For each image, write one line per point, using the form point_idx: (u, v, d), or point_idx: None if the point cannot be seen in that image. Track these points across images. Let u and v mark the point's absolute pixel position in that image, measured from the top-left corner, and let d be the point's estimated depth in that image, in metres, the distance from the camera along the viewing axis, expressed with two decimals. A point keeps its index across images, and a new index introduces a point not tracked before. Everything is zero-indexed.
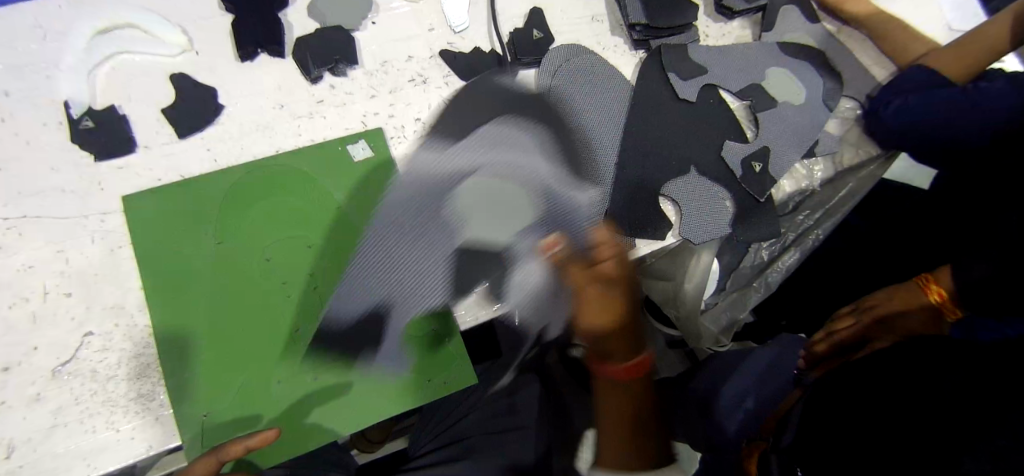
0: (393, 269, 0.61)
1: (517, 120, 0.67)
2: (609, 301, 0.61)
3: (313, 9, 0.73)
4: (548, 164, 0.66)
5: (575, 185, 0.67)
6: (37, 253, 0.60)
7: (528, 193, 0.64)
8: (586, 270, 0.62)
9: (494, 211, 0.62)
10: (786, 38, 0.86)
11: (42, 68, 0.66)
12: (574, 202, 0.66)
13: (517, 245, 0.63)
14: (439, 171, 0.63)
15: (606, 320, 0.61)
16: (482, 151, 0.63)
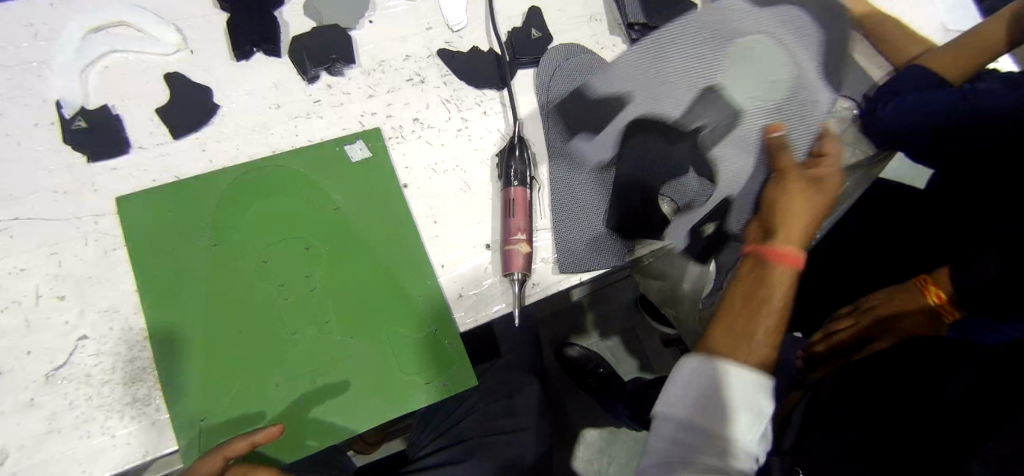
0: (601, 126, 0.69)
1: (785, 8, 0.66)
2: (817, 202, 0.60)
3: (309, 8, 0.72)
4: (791, 40, 0.66)
5: (818, 88, 0.66)
6: (29, 256, 0.59)
7: (792, 76, 0.65)
8: (806, 178, 0.61)
9: (749, 72, 0.65)
10: None
11: (35, 67, 0.65)
12: (812, 100, 0.66)
13: (744, 120, 0.66)
14: (736, 24, 0.66)
15: (795, 207, 0.59)
16: (756, 23, 0.66)
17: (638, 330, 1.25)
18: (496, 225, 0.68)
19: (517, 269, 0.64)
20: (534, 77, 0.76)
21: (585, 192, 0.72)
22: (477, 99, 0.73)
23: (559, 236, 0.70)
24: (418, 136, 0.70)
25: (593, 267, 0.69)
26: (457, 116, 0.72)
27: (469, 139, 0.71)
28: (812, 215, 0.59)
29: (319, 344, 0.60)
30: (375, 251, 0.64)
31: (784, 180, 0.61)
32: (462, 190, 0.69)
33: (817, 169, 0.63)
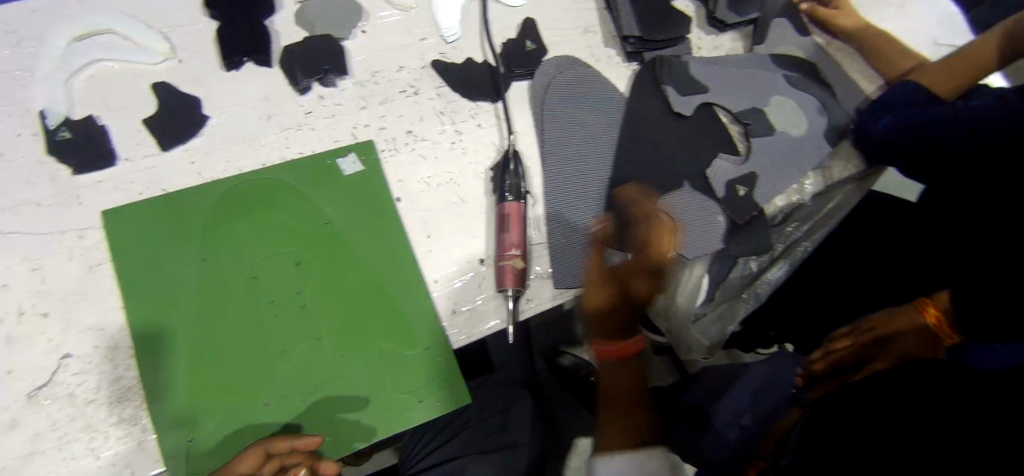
0: (609, 121, 0.76)
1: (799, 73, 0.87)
2: (658, 280, 0.64)
3: (301, 17, 0.71)
4: (797, 85, 0.86)
5: (818, 136, 0.84)
6: (11, 271, 0.58)
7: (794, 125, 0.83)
8: (657, 258, 0.64)
9: (751, 99, 0.82)
10: (777, 50, 0.88)
11: (17, 76, 0.64)
12: (818, 151, 0.83)
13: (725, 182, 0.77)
14: (734, 64, 0.85)
15: (621, 309, 0.65)
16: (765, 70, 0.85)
17: None
18: (490, 240, 0.68)
19: (511, 285, 0.64)
20: (529, 89, 0.75)
21: (580, 204, 0.72)
22: (471, 112, 0.72)
23: (554, 250, 0.69)
24: (411, 148, 0.69)
25: (588, 281, 0.69)
26: (452, 129, 0.71)
27: (464, 152, 0.70)
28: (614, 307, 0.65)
29: (310, 362, 0.60)
30: (366, 267, 0.64)
31: (625, 270, 0.64)
32: (456, 204, 0.68)
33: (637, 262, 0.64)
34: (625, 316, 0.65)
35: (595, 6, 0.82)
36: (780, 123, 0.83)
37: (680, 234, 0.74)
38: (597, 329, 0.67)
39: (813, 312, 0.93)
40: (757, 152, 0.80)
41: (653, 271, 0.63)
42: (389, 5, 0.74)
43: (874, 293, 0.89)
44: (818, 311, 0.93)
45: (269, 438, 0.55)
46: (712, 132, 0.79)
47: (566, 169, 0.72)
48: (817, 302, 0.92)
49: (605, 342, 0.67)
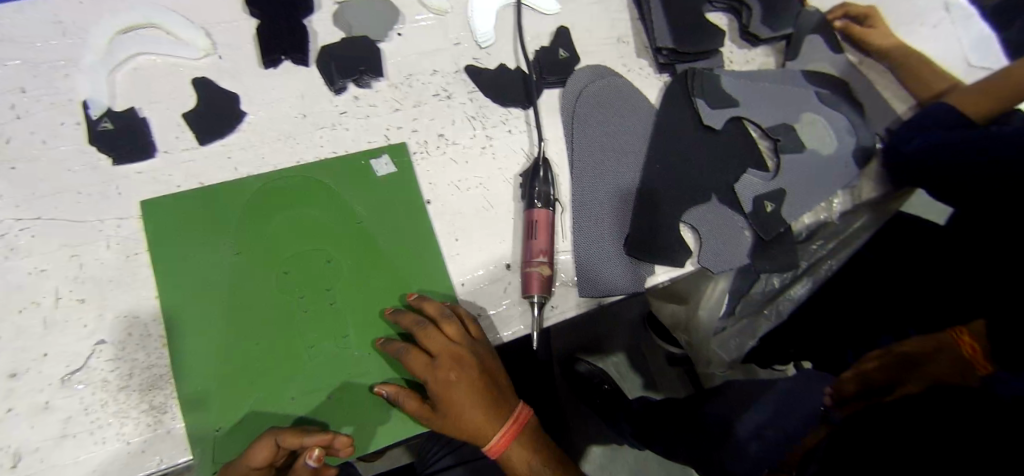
0: (632, 128, 0.76)
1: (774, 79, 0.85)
2: (461, 370, 0.60)
3: (338, 18, 0.72)
4: (823, 100, 0.85)
5: (846, 154, 0.83)
6: (49, 256, 0.59)
7: (821, 141, 0.83)
8: (445, 344, 0.59)
9: (778, 114, 0.82)
10: (811, 66, 0.88)
11: (63, 66, 0.65)
12: (846, 172, 0.82)
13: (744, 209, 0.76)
14: (760, 77, 0.84)
15: (469, 411, 0.60)
16: (790, 83, 0.85)
17: (643, 347, 1.25)
18: (519, 247, 0.68)
19: (537, 292, 0.64)
20: (561, 97, 0.75)
21: (607, 214, 0.72)
22: (502, 117, 0.73)
23: (580, 258, 0.70)
24: (442, 152, 0.70)
25: (613, 290, 0.69)
26: (483, 133, 0.72)
27: (494, 157, 0.71)
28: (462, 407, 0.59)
29: (337, 358, 0.61)
30: (395, 268, 0.65)
31: (432, 379, 0.59)
32: (484, 209, 0.69)
33: (438, 362, 0.59)
34: (479, 408, 0.60)
35: (628, 16, 0.82)
36: (808, 140, 0.83)
37: (708, 246, 0.73)
38: (483, 426, 0.60)
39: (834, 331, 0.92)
40: (787, 169, 0.79)
41: (437, 365, 0.59)
42: (425, 9, 0.75)
43: (897, 315, 0.89)
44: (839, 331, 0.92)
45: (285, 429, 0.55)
46: (741, 147, 0.79)
47: (595, 177, 0.73)
48: (839, 322, 0.92)
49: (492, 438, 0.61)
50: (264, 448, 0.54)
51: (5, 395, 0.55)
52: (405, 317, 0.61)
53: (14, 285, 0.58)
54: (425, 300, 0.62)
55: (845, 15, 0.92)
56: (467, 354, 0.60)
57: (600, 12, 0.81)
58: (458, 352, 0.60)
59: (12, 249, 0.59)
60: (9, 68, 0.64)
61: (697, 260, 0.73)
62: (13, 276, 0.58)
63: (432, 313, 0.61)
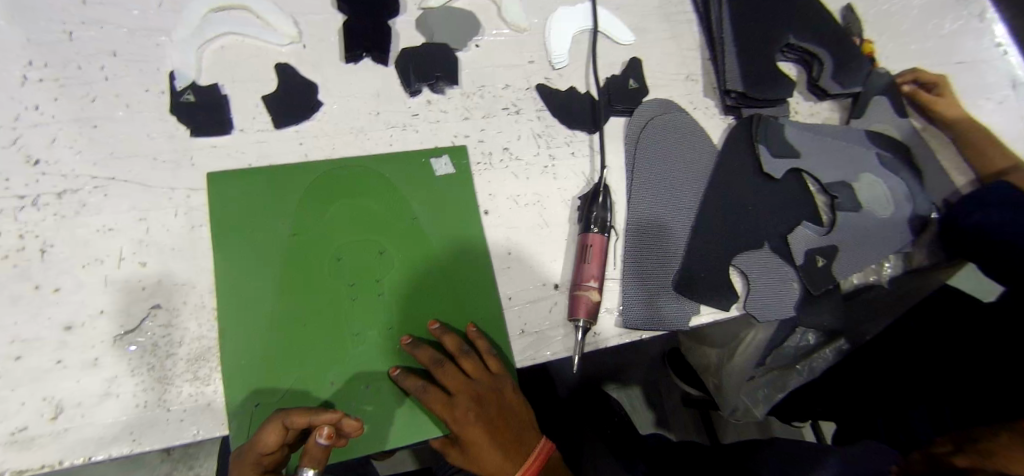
0: (693, 165, 0.76)
1: (838, 136, 0.84)
2: (482, 405, 0.62)
3: (422, 23, 0.73)
4: (883, 162, 0.85)
5: (900, 220, 0.82)
6: (118, 217, 0.60)
7: (877, 203, 0.82)
8: (464, 380, 0.62)
9: (838, 169, 0.82)
10: (874, 127, 0.88)
11: (154, 34, 0.66)
12: (898, 237, 0.81)
13: (799, 262, 0.76)
14: (822, 130, 0.84)
15: (493, 444, 0.62)
16: (852, 140, 0.85)
17: (659, 383, 1.21)
18: (569, 269, 0.69)
19: (583, 316, 0.64)
20: (626, 126, 0.76)
21: (658, 247, 0.72)
22: (567, 139, 0.74)
23: (627, 287, 0.69)
24: (505, 165, 0.71)
25: (656, 324, 0.69)
26: (546, 153, 0.73)
27: (555, 177, 0.72)
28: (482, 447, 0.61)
29: (380, 352, 0.61)
30: (445, 270, 0.65)
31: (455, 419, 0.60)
32: (539, 226, 0.70)
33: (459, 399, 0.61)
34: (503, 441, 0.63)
35: (700, 56, 0.83)
36: (866, 200, 0.82)
37: (756, 293, 0.73)
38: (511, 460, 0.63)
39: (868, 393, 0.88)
40: (843, 227, 0.79)
41: (453, 405, 0.60)
42: (505, 24, 0.77)
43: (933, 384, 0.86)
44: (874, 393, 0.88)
45: (292, 410, 0.55)
46: (797, 198, 0.79)
47: (651, 209, 0.73)
48: (874, 383, 0.89)
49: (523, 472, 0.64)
50: (272, 432, 0.54)
51: (58, 347, 0.56)
52: (424, 352, 0.60)
53: (80, 240, 0.59)
54: (445, 331, 0.62)
55: (914, 81, 0.91)
56: (487, 390, 0.63)
57: (673, 47, 0.82)
58: (477, 387, 0.62)
59: (83, 205, 0.60)
60: (104, 30, 0.66)
61: (744, 306, 0.73)
62: (81, 232, 0.59)
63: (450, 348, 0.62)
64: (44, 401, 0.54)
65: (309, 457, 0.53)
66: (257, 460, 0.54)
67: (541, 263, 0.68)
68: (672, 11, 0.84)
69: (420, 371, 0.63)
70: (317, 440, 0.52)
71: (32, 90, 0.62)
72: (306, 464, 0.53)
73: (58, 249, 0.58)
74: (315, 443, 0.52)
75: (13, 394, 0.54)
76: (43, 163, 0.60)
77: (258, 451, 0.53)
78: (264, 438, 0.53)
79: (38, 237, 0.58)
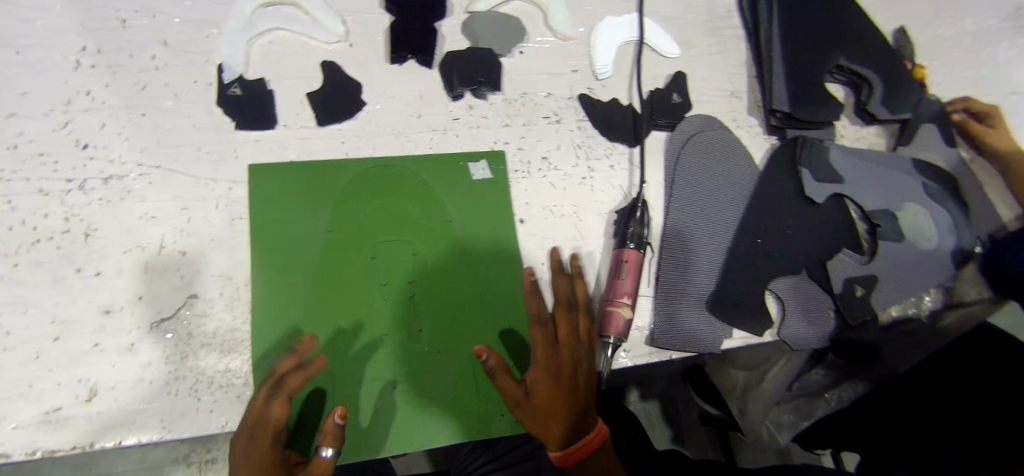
0: (732, 182, 0.75)
1: (884, 162, 0.82)
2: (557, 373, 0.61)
3: (468, 27, 0.73)
4: (929, 192, 0.82)
5: (942, 253, 0.80)
6: (161, 205, 0.61)
7: (920, 234, 0.80)
8: (549, 341, 0.62)
9: (882, 196, 0.79)
10: (921, 156, 0.85)
11: (204, 26, 0.67)
12: (939, 271, 0.79)
13: (837, 291, 0.74)
14: (867, 155, 0.82)
15: (548, 412, 0.60)
16: (898, 167, 0.82)
17: (678, 399, 1.18)
18: (602, 283, 0.68)
19: (614, 333, 0.63)
20: (666, 140, 0.75)
21: (694, 264, 0.70)
22: (606, 151, 0.73)
23: (659, 304, 0.68)
24: (543, 175, 0.70)
25: (687, 343, 0.67)
26: (585, 164, 0.72)
27: (592, 189, 0.71)
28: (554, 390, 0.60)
29: (408, 352, 0.61)
30: (478, 275, 0.65)
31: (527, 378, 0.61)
32: (574, 238, 0.69)
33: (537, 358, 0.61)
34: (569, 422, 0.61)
35: (746, 73, 0.82)
36: (909, 231, 0.79)
37: (791, 320, 0.71)
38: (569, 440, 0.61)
39: (904, 426, 0.82)
40: (884, 256, 0.77)
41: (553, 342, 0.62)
42: (550, 32, 0.76)
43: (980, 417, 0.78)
44: (911, 426, 0.81)
45: (284, 375, 0.55)
46: (838, 224, 0.77)
47: (688, 226, 0.71)
48: (911, 416, 0.82)
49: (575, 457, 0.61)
50: (279, 404, 0.53)
51: (95, 331, 0.56)
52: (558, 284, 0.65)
53: (123, 226, 0.59)
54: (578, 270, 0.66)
55: (965, 109, 0.88)
56: (570, 356, 0.62)
57: (719, 63, 0.81)
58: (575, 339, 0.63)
59: (127, 192, 0.60)
60: (157, 19, 0.66)
61: (778, 333, 0.71)
62: (124, 218, 0.60)
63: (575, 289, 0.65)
64: (78, 383, 0.55)
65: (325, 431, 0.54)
66: (268, 446, 0.52)
67: None
68: (719, 25, 0.83)
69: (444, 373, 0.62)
70: (337, 417, 0.54)
71: (84, 75, 0.63)
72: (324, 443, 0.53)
73: (101, 234, 0.59)
74: (335, 421, 0.54)
75: (49, 374, 0.55)
76: (91, 148, 0.61)
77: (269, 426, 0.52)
78: (273, 411, 0.53)
79: (82, 220, 0.59)
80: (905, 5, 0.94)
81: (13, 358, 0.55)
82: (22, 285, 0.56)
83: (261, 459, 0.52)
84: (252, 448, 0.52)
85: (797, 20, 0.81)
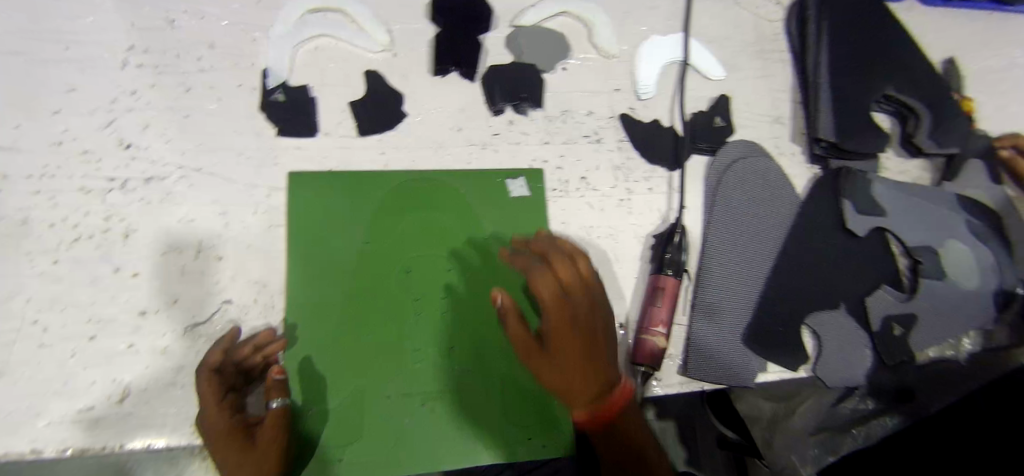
0: (773, 213, 0.73)
1: (929, 197, 0.80)
2: (587, 353, 0.54)
3: (511, 41, 0.72)
4: (974, 231, 0.80)
5: (986, 295, 0.78)
6: (200, 209, 0.60)
7: (966, 274, 0.77)
8: (558, 291, 0.54)
9: (926, 233, 0.77)
10: (967, 192, 0.83)
11: (252, 31, 0.67)
12: (981, 314, 0.77)
13: (876, 329, 0.72)
14: (913, 190, 0.80)
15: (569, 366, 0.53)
16: (943, 203, 0.80)
17: (694, 419, 1.04)
18: (636, 309, 0.67)
19: (647, 362, 0.62)
20: (707, 166, 0.74)
21: (731, 292, 0.69)
22: (646, 174, 0.72)
23: (694, 333, 0.67)
24: (581, 195, 0.69)
25: (721, 376, 0.66)
26: (624, 185, 0.71)
27: (630, 212, 0.70)
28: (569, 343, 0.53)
29: (440, 371, 0.60)
30: (512, 293, 0.64)
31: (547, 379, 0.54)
32: (609, 261, 0.68)
33: (555, 341, 0.54)
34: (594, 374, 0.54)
35: (790, 98, 0.81)
36: (953, 270, 0.77)
37: (827, 356, 0.70)
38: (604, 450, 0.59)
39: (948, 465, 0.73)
40: (926, 295, 0.74)
41: (560, 295, 0.54)
42: (594, 50, 0.75)
43: None
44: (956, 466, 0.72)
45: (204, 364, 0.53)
46: (879, 259, 0.75)
47: (727, 254, 0.70)
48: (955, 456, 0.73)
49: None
50: (205, 381, 0.52)
51: (129, 332, 0.56)
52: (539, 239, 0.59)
53: (162, 228, 0.59)
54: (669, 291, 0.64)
55: (1013, 146, 0.86)
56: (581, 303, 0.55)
57: (762, 87, 0.80)
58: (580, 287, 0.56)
59: (168, 193, 0.60)
60: (204, 21, 0.66)
61: (814, 368, 0.70)
62: (164, 220, 0.60)
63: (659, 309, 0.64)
64: (112, 383, 0.55)
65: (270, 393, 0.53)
66: (219, 409, 0.51)
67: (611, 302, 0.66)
68: (764, 49, 0.82)
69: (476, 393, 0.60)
70: (277, 371, 0.54)
71: (131, 75, 0.63)
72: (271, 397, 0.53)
73: (141, 235, 0.59)
74: (275, 375, 0.54)
75: (83, 373, 0.55)
76: (134, 148, 0.61)
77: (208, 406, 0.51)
78: (205, 387, 0.51)
79: (123, 220, 0.59)
80: (955, 36, 0.92)
81: (50, 355, 0.54)
82: (61, 282, 0.56)
83: (218, 425, 0.50)
84: (204, 417, 0.50)
85: (846, 47, 0.79)
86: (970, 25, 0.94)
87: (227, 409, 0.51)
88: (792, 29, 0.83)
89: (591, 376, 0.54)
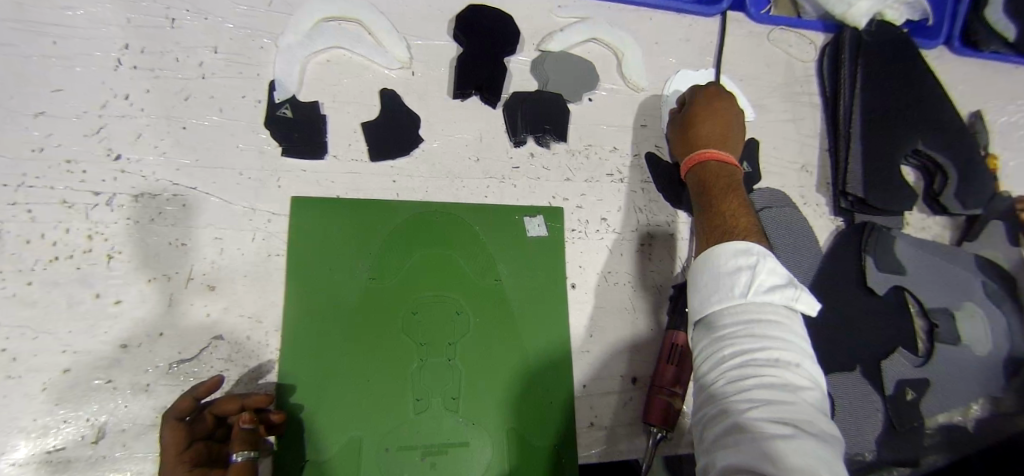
0: (795, 267, 0.70)
1: (949, 257, 0.78)
2: (712, 117, 0.64)
3: (537, 66, 0.68)
4: (990, 295, 0.78)
5: (997, 363, 0.76)
6: (193, 232, 0.56)
7: (980, 339, 0.76)
8: (699, 86, 0.68)
9: (942, 294, 0.75)
10: (985, 253, 0.82)
11: (260, 37, 0.62)
12: (991, 383, 0.76)
13: (888, 394, 0.70)
14: (932, 248, 0.78)
15: (689, 121, 0.64)
16: (962, 264, 0.79)
17: None
18: (650, 363, 0.64)
19: (658, 424, 0.59)
20: None
21: None
22: (668, 218, 0.69)
23: None
24: (600, 237, 0.66)
25: None
26: (645, 229, 0.67)
27: (649, 258, 0.67)
28: (700, 104, 0.65)
29: (442, 423, 0.56)
30: (524, 341, 0.60)
31: (692, 117, 0.64)
32: (626, 310, 0.64)
33: (695, 103, 0.65)
34: (707, 130, 0.63)
35: (818, 146, 0.78)
36: (967, 334, 0.75)
37: (840, 417, 0.68)
38: (699, 194, 0.60)
39: None
40: (939, 359, 0.73)
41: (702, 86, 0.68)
42: (622, 81, 0.72)
43: None
44: None
45: (173, 404, 0.48)
46: (896, 320, 0.73)
47: None
48: None
49: (730, 241, 0.52)
50: (171, 426, 0.47)
51: (108, 365, 0.52)
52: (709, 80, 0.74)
53: (151, 251, 0.54)
54: (685, 347, 0.61)
55: None
56: (713, 90, 0.66)
57: (791, 131, 0.78)
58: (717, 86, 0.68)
59: (159, 213, 0.55)
60: (208, 22, 0.61)
61: None
62: (153, 242, 0.55)
63: (672, 372, 0.60)
64: (86, 422, 0.50)
65: (235, 445, 0.47)
66: (178, 462, 0.46)
67: (626, 355, 0.64)
68: (795, 90, 0.79)
69: (480, 452, 0.56)
70: (245, 421, 0.48)
71: (123, 77, 0.58)
72: (236, 450, 0.47)
73: (126, 258, 0.54)
74: (242, 425, 0.48)
75: (56, 409, 0.50)
76: (124, 160, 0.56)
77: (169, 454, 0.46)
78: (168, 433, 0.47)
79: (107, 240, 0.54)
80: (983, 88, 0.90)
81: (18, 386, 0.49)
82: (35, 307, 0.51)
83: None
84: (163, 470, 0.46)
85: (880, 96, 0.76)
86: (999, 78, 0.92)
87: (189, 462, 0.46)
88: (825, 73, 0.80)
89: (727, 134, 0.63)
